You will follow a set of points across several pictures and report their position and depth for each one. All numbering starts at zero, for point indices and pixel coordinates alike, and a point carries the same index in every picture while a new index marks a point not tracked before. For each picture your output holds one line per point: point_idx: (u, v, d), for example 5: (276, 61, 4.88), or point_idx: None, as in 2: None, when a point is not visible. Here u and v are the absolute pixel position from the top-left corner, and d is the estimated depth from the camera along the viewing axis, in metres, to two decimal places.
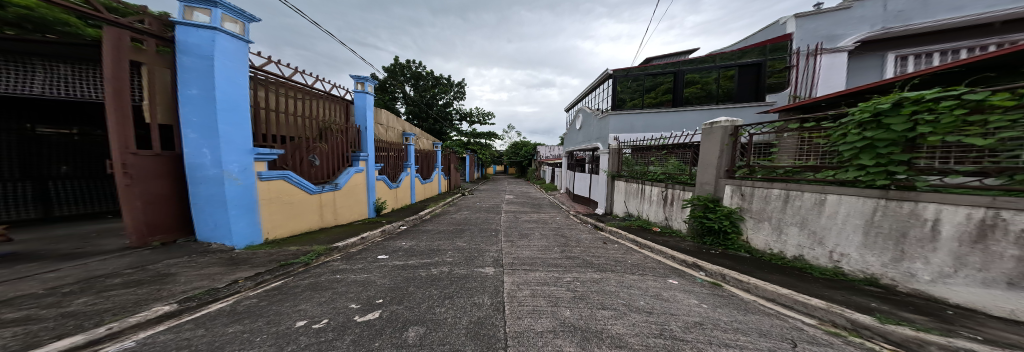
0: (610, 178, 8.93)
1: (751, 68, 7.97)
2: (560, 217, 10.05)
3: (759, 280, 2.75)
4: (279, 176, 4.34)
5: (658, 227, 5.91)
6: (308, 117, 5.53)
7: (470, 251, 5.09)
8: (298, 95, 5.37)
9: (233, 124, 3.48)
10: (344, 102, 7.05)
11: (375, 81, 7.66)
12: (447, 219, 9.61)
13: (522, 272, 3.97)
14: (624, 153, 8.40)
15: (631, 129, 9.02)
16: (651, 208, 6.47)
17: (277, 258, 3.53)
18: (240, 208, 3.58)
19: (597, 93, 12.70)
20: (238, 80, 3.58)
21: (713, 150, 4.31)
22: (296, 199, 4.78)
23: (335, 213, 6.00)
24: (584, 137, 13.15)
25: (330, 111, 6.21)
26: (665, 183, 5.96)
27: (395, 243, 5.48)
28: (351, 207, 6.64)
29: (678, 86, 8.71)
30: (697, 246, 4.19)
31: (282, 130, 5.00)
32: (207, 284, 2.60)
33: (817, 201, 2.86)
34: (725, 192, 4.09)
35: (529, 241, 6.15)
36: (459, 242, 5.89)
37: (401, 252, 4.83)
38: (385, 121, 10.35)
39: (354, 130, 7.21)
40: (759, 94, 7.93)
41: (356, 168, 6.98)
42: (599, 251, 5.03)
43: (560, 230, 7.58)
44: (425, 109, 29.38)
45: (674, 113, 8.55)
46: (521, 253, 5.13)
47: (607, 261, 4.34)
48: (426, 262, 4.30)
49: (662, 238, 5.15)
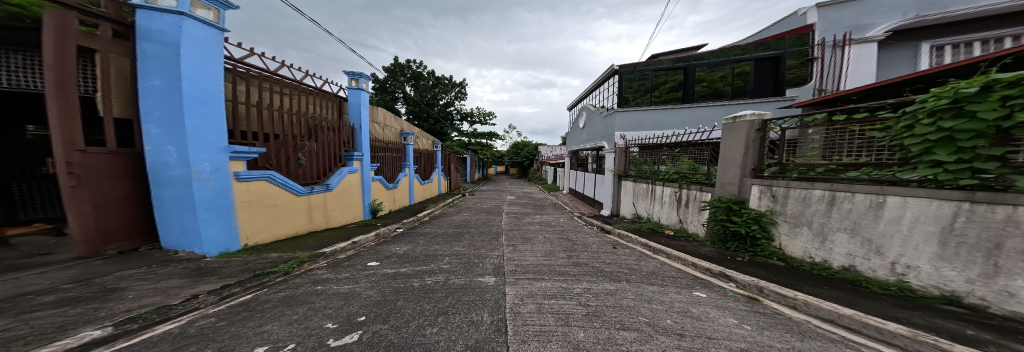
0: (616, 178, 8.52)
1: (768, 62, 7.54)
2: (563, 219, 9.65)
3: (811, 297, 2.33)
4: (262, 176, 3.98)
5: (670, 231, 5.49)
6: (296, 114, 5.16)
7: (468, 257, 4.70)
8: (285, 90, 4.99)
9: (204, 119, 3.12)
10: (336, 99, 6.68)
11: (371, 78, 7.27)
12: (446, 221, 9.23)
13: (526, 282, 3.56)
14: (632, 153, 8.02)
15: (639, 127, 8.63)
16: (663, 210, 6.04)
17: (252, 267, 3.14)
18: (212, 212, 3.21)
19: (601, 90, 12.30)
20: (209, 71, 3.22)
21: (737, 147, 3.88)
22: (282, 201, 4.41)
23: (325, 216, 5.61)
24: (588, 136, 12.76)
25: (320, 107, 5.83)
26: (678, 183, 5.56)
27: (389, 248, 5.09)
28: (342, 210, 6.25)
29: (688, 83, 8.35)
30: (720, 252, 3.80)
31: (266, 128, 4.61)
32: (159, 301, 2.21)
33: (872, 204, 2.48)
34: (752, 192, 3.68)
35: (532, 246, 5.75)
36: (457, 247, 5.50)
37: (394, 258, 4.44)
38: (382, 119, 9.99)
39: (347, 128, 6.84)
40: (776, 89, 7.51)
41: (349, 169, 6.60)
42: (609, 257, 4.62)
43: (565, 233, 7.18)
44: (425, 109, 29.07)
45: (687, 110, 8.12)
46: (525, 260, 4.72)
47: (620, 269, 3.94)
48: (419, 270, 3.91)
49: (678, 243, 4.73)
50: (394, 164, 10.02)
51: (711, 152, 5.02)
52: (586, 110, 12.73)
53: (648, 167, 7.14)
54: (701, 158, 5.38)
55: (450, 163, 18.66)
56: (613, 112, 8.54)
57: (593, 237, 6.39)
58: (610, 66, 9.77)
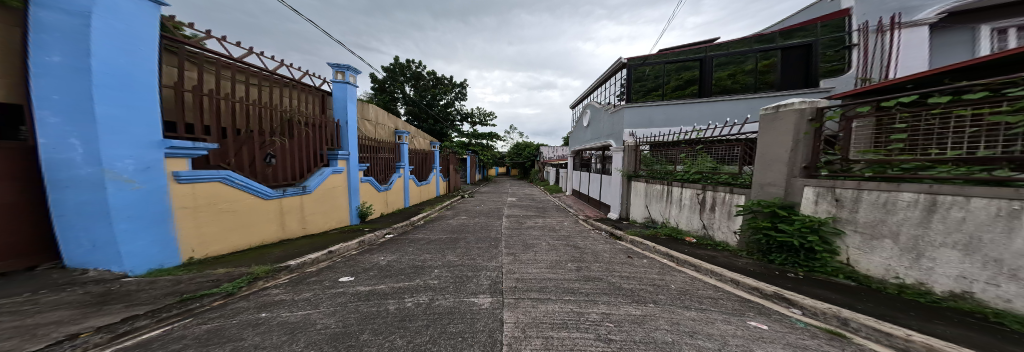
0: (626, 178, 7.88)
1: (797, 50, 6.94)
2: (568, 223, 8.99)
3: (933, 338, 1.65)
4: (217, 177, 3.38)
5: (693, 238, 4.83)
6: (266, 106, 4.53)
7: (462, 269, 4.06)
8: (252, 80, 4.37)
9: (123, 107, 2.56)
10: (318, 93, 6.06)
11: (357, 71, 6.70)
12: (442, 225, 8.58)
13: (529, 305, 2.90)
14: (642, 151, 7.40)
15: (650, 124, 8.00)
16: (681, 215, 5.36)
17: (182, 289, 2.51)
18: (136, 219, 2.63)
19: (607, 87, 11.72)
20: (133, 49, 2.67)
21: (781, 142, 3.23)
22: (242, 206, 3.80)
23: (301, 222, 4.97)
24: (592, 135, 12.15)
25: (297, 101, 5.25)
26: (700, 184, 4.87)
27: (372, 258, 4.44)
28: (324, 215, 5.60)
29: (706, 74, 7.71)
30: (764, 267, 3.14)
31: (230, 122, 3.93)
32: (12, 347, 1.59)
33: (1003, 212, 1.82)
34: (805, 196, 3.01)
35: (536, 255, 5.09)
36: (450, 256, 4.85)
37: (373, 272, 3.79)
38: (375, 116, 9.36)
39: (332, 124, 6.24)
40: (809, 81, 6.89)
41: (332, 169, 5.97)
42: (625, 269, 3.96)
43: (570, 239, 6.53)
44: (425, 109, 28.53)
45: (706, 104, 7.46)
46: (528, 273, 4.06)
47: (641, 286, 3.28)
48: (401, 288, 3.26)
49: (706, 253, 4.05)
50: (387, 165, 9.39)
51: (741, 147, 4.33)
52: (591, 107, 12.06)
53: (662, 167, 6.49)
54: (726, 156, 4.70)
55: (449, 163, 18.05)
56: (623, 108, 7.89)
57: (603, 244, 5.73)
58: (617, 59, 9.17)
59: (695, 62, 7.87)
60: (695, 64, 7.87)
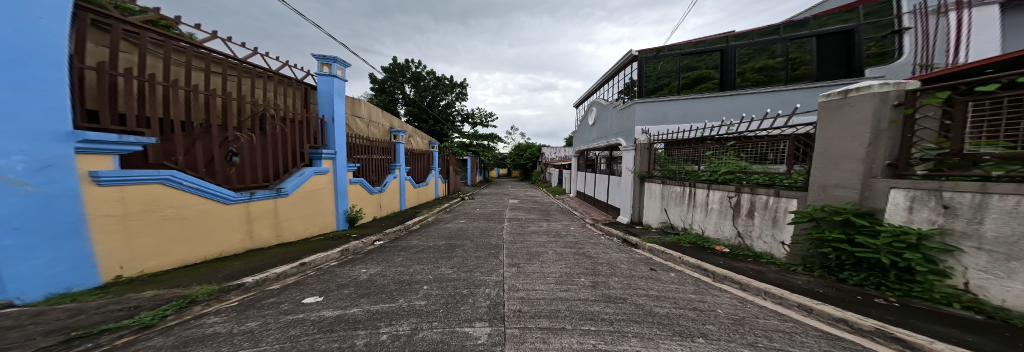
0: (639, 179, 7.29)
1: (838, 36, 6.38)
2: (575, 228, 8.35)
3: None
4: (156, 178, 2.77)
5: (724, 247, 4.19)
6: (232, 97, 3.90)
7: (457, 287, 3.47)
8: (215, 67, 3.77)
9: (8, 88, 1.96)
10: (302, 87, 5.45)
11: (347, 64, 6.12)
12: (438, 230, 7.94)
13: (538, 339, 2.24)
14: (657, 150, 6.88)
15: (665, 120, 7.39)
16: (707, 220, 4.70)
17: (79, 322, 1.88)
18: (22, 234, 2.02)
19: (614, 84, 11.13)
20: (33, 17, 2.09)
21: (855, 134, 2.62)
22: (193, 213, 3.18)
23: (275, 230, 4.32)
24: (599, 134, 11.54)
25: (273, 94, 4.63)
26: (731, 186, 4.22)
27: (351, 271, 3.79)
28: (303, 221, 4.94)
29: (728, 66, 7.11)
30: (838, 290, 2.49)
31: None
32: None
33: None
34: (894, 201, 2.39)
35: (543, 267, 4.47)
36: (443, 268, 4.23)
37: (350, 289, 3.16)
38: (368, 114, 8.73)
39: (315, 120, 5.61)
40: (852, 69, 6.35)
41: (316, 169, 5.34)
42: (652, 287, 3.31)
43: (579, 247, 5.89)
44: (425, 110, 28.01)
45: (729, 98, 6.88)
46: (535, 292, 3.45)
47: (678, 310, 2.64)
48: (380, 312, 2.64)
49: (747, 266, 3.38)
50: (381, 165, 8.81)
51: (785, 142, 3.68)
52: (597, 104, 11.47)
53: (681, 167, 6.00)
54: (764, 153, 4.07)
55: (449, 164, 17.48)
56: (636, 103, 7.28)
57: (618, 253, 5.10)
58: (628, 52, 8.57)
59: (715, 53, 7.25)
60: (714, 55, 7.28)
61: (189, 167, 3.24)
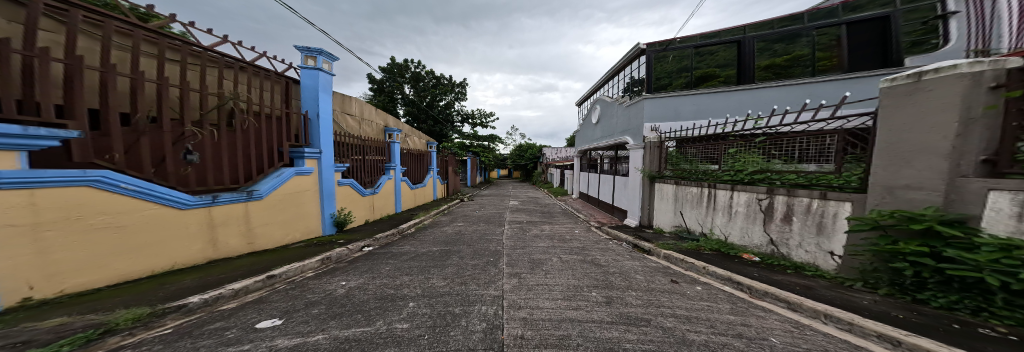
0: (649, 180, 6.80)
1: (871, 24, 5.92)
2: (580, 232, 7.85)
3: None
4: (79, 181, 2.28)
5: (754, 255, 3.69)
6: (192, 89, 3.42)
7: (449, 304, 2.98)
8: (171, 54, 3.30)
9: None
10: (282, 80, 4.97)
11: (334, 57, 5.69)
12: (434, 234, 7.44)
13: None
14: (668, 148, 6.42)
15: (677, 116, 6.90)
16: (732, 225, 4.19)
17: None
18: None
19: (620, 80, 10.66)
20: None
21: (943, 125, 2.12)
22: (136, 221, 2.69)
23: (246, 237, 3.82)
24: (603, 133, 11.07)
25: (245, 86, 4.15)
26: (760, 187, 3.72)
27: (328, 283, 3.28)
28: (281, 227, 4.43)
29: (746, 58, 6.68)
30: (920, 314, 1.99)
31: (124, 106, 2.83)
32: None
33: None
34: (994, 206, 1.91)
35: (547, 279, 3.99)
36: (436, 281, 3.75)
37: (323, 307, 2.67)
38: (361, 111, 8.27)
39: (297, 116, 5.11)
40: (889, 58, 5.87)
41: (298, 169, 4.85)
42: (679, 304, 2.81)
43: (587, 254, 5.40)
44: (424, 110, 27.60)
45: (748, 92, 6.40)
46: (540, 310, 2.95)
47: (718, 336, 2.13)
48: (352, 339, 2.15)
49: (791, 280, 2.86)
50: (375, 165, 8.33)
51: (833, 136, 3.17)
52: (602, 102, 11.01)
53: (698, 167, 5.50)
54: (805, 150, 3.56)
55: (448, 165, 17.03)
56: (645, 98, 6.81)
57: (630, 261, 4.60)
58: (636, 45, 8.11)
59: (730, 45, 6.84)
60: (729, 47, 6.84)
61: (132, 167, 2.75)
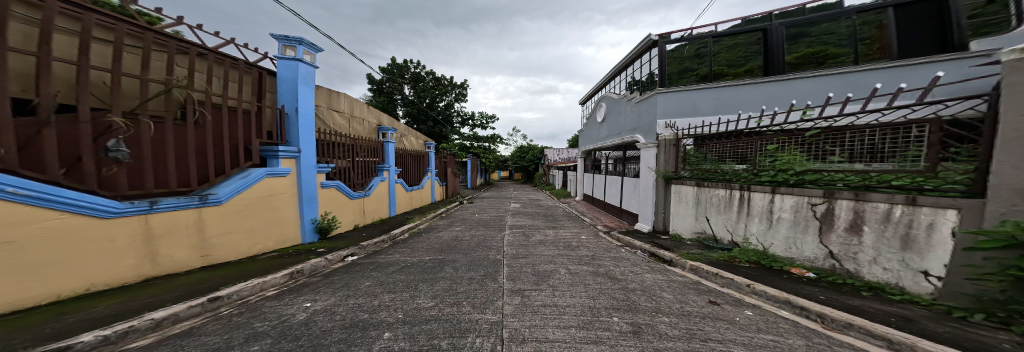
0: (664, 182, 6.19)
1: (924, 6, 5.35)
2: (587, 238, 7.21)
3: None
4: None
5: (805, 270, 3.12)
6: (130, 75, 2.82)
7: (435, 336, 2.36)
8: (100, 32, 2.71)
9: None
10: (256, 71, 4.38)
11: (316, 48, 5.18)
12: (429, 241, 6.83)
13: None
14: (685, 147, 5.89)
15: (695, 112, 6.29)
16: (775, 233, 3.58)
17: None
18: None
19: (626, 76, 10.14)
20: None
21: None
22: (34, 234, 2.09)
23: (199, 248, 3.21)
24: (610, 132, 10.48)
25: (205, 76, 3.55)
26: (811, 189, 3.18)
27: (289, 306, 2.65)
28: (247, 235, 3.81)
29: (775, 48, 6.11)
30: None
31: (24, 93, 2.22)
32: None
33: None
34: None
35: (556, 298, 3.38)
36: (422, 301, 3.13)
37: (268, 341, 2.05)
38: (355, 110, 7.78)
39: (271, 112, 4.52)
40: (948, 41, 5.17)
41: (272, 169, 4.25)
42: (733, 338, 2.17)
43: (599, 265, 4.78)
44: (424, 111, 27.06)
45: (779, 84, 5.74)
46: (549, 344, 2.32)
47: None
48: None
49: (873, 307, 2.28)
50: (368, 166, 7.76)
51: (923, 127, 2.54)
52: (608, 99, 10.49)
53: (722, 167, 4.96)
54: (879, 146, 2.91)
55: (446, 166, 16.41)
56: (658, 93, 6.37)
57: (651, 274, 3.97)
58: (647, 36, 7.57)
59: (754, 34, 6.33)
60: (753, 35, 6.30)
61: (30, 167, 2.16)
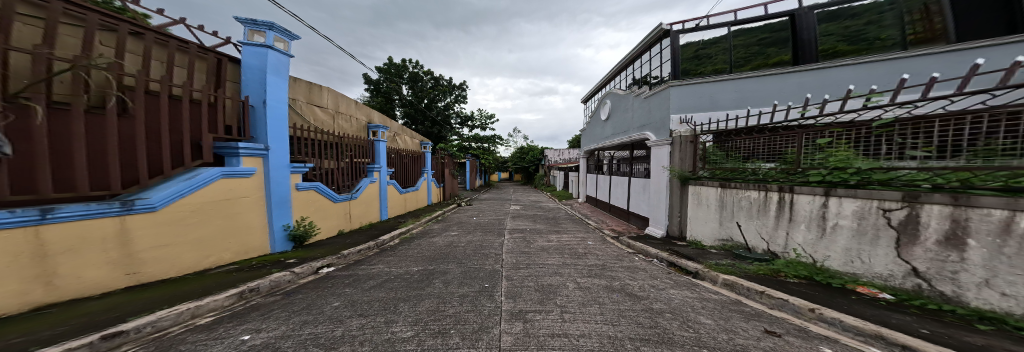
0: (679, 183, 5.57)
1: None
2: (595, 244, 6.57)
3: None
4: None
5: (878, 290, 2.52)
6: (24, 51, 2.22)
7: None
8: None
9: None
10: (216, 58, 3.81)
11: (291, 36, 4.61)
12: (420, 247, 6.20)
13: None
14: (703, 143, 5.30)
15: (715, 105, 5.68)
16: (830, 243, 2.97)
17: None
18: None
19: (632, 71, 9.60)
20: None
21: None
22: None
23: (121, 264, 2.58)
24: (615, 130, 9.92)
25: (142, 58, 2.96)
26: (882, 190, 2.58)
27: (217, 342, 2.01)
28: (194, 247, 3.18)
29: (806, 35, 5.82)
30: None
31: None
32: None
33: None
34: None
35: (567, 323, 2.75)
36: (400, 329, 2.50)
37: None
38: (343, 106, 7.21)
39: (233, 104, 3.92)
40: (1017, 19, 4.52)
41: (233, 169, 3.63)
42: None
43: (612, 278, 4.17)
44: (422, 111, 26.48)
45: (812, 73, 5.14)
46: None
47: None
48: None
49: (1011, 349, 1.65)
50: (357, 167, 7.14)
51: None
52: (613, 95, 9.94)
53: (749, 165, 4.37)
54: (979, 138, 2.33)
55: (444, 168, 15.84)
56: (671, 86, 5.79)
57: (678, 290, 3.33)
58: (659, 26, 7.05)
59: (753, 36, 6.17)
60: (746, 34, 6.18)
61: None
